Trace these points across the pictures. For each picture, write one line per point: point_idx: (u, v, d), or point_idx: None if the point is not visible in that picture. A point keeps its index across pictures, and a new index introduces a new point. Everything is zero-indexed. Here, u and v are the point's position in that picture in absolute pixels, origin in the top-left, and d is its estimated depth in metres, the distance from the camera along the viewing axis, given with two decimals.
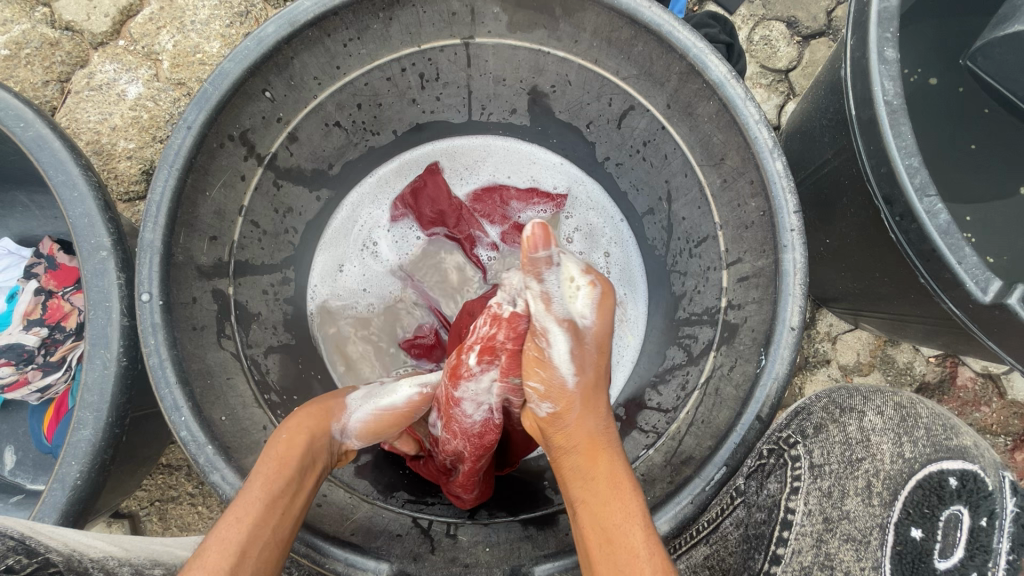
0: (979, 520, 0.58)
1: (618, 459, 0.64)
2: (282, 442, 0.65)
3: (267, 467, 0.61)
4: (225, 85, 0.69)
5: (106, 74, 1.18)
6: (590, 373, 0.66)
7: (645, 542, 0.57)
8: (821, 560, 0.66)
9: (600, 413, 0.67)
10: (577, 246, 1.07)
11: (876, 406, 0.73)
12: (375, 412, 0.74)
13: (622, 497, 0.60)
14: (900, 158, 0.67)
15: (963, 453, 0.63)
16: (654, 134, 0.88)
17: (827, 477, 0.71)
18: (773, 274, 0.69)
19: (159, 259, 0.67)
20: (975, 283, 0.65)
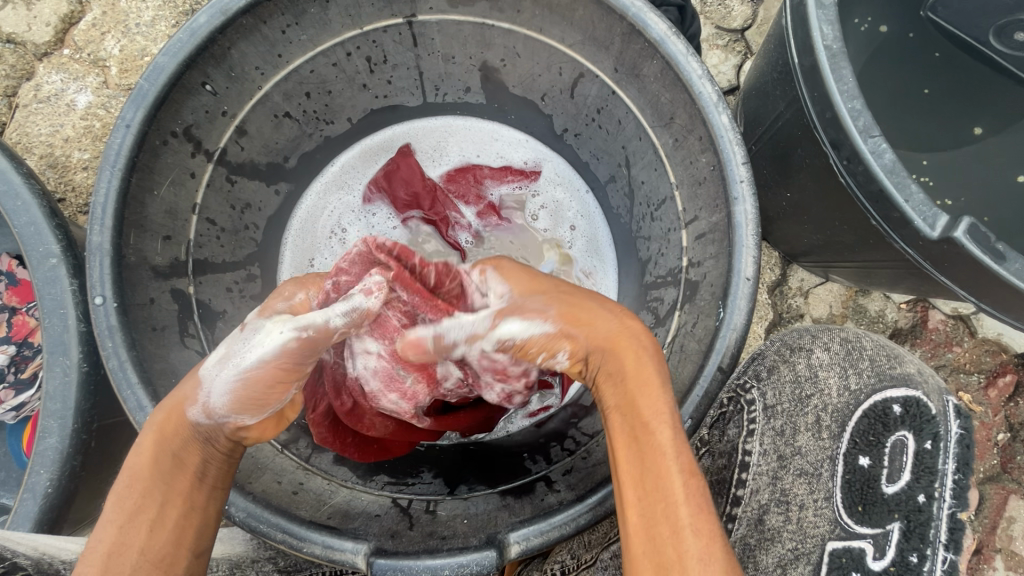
0: (923, 444, 0.70)
1: (648, 352, 0.59)
2: (140, 463, 0.56)
3: (125, 492, 0.55)
4: (161, 80, 0.68)
5: (53, 85, 1.16)
6: (564, 303, 0.63)
7: (673, 436, 0.54)
8: (778, 495, 0.76)
9: (611, 315, 0.62)
10: (542, 223, 1.07)
11: (822, 344, 0.79)
12: (239, 376, 0.58)
13: (648, 400, 0.56)
14: (843, 102, 0.68)
15: (907, 380, 0.72)
16: (606, 100, 0.88)
17: (780, 416, 0.79)
18: (727, 228, 0.70)
19: (109, 261, 0.66)
20: (923, 220, 0.66)
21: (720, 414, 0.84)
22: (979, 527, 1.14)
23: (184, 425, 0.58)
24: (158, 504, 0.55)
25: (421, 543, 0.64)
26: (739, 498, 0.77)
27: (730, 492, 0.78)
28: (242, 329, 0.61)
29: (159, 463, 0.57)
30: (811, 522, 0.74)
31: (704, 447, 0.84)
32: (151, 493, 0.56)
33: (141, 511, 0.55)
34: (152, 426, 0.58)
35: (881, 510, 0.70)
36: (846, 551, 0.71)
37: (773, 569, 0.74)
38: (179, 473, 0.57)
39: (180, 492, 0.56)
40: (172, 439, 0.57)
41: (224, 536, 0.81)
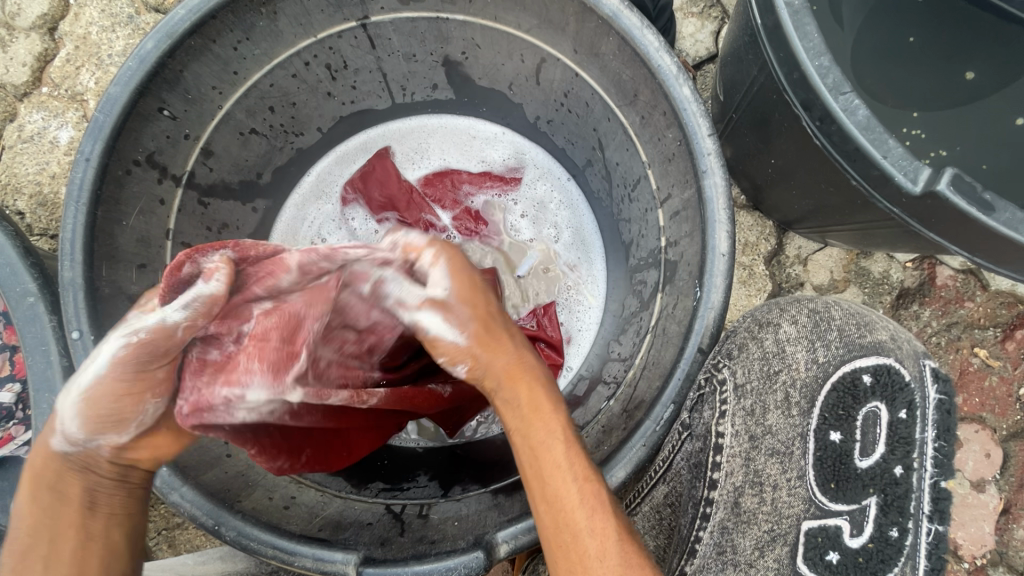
0: (897, 414, 0.64)
1: (538, 379, 0.60)
2: (22, 504, 0.54)
3: (18, 531, 0.54)
4: (116, 111, 0.68)
5: (35, 124, 1.18)
6: (478, 322, 0.60)
7: (565, 452, 0.56)
8: (751, 476, 0.69)
9: (509, 347, 0.60)
10: (525, 232, 1.04)
11: (789, 317, 0.73)
12: (87, 398, 0.51)
13: (543, 423, 0.57)
14: (810, 59, 0.65)
15: (878, 348, 0.67)
16: (571, 82, 0.85)
17: (750, 395, 0.71)
18: (698, 203, 0.67)
19: (83, 295, 0.67)
20: (904, 175, 0.63)
21: (697, 396, 0.73)
22: (1005, 486, 1.09)
23: (53, 459, 0.54)
24: (48, 539, 0.54)
25: (410, 549, 0.64)
26: (715, 481, 0.69)
27: (706, 476, 0.70)
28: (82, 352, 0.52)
29: (41, 502, 0.54)
30: (786, 503, 0.68)
31: (685, 430, 0.75)
32: (38, 531, 0.54)
33: (31, 548, 0.53)
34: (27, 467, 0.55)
35: (855, 486, 0.65)
36: (822, 530, 0.66)
37: (751, 552, 0.67)
38: (64, 507, 0.54)
39: (70, 525, 0.55)
40: (48, 474, 0.54)
41: (225, 553, 0.81)
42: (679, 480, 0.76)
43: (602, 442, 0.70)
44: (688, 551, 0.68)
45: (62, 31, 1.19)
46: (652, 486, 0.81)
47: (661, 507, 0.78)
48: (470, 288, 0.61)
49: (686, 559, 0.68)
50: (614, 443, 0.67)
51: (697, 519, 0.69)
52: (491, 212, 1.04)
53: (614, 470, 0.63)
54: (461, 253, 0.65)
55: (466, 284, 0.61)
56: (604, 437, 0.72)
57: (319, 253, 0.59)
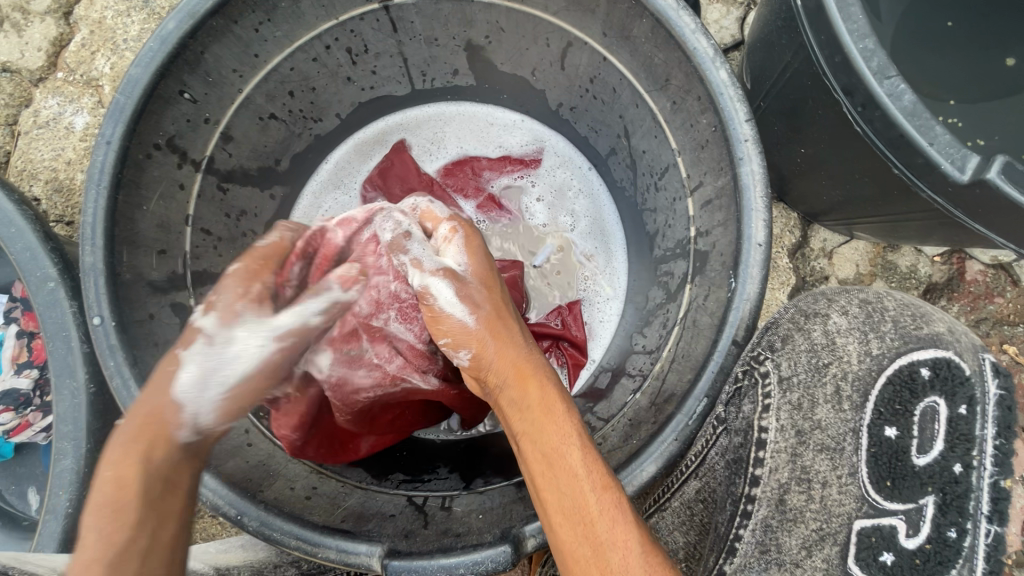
0: (957, 409, 0.59)
1: (551, 380, 0.58)
2: (107, 497, 0.45)
3: (113, 513, 0.44)
4: (137, 93, 0.67)
5: (51, 109, 1.17)
6: (489, 309, 0.62)
7: (582, 459, 0.53)
8: (798, 472, 0.66)
9: (514, 352, 0.60)
10: (540, 218, 1.02)
11: (840, 307, 0.70)
12: (228, 389, 0.55)
13: (550, 424, 0.55)
14: (854, 42, 0.62)
15: (934, 340, 0.63)
16: (598, 67, 0.83)
17: (796, 388, 0.68)
18: (733, 192, 0.65)
19: (104, 280, 0.66)
20: (952, 163, 0.61)
21: (734, 390, 0.73)
22: None
23: (171, 444, 0.50)
24: (152, 528, 0.45)
25: (434, 542, 0.62)
26: (757, 477, 0.66)
27: (747, 471, 0.68)
28: (209, 343, 0.55)
29: (148, 485, 0.46)
30: (836, 501, 0.64)
31: (720, 425, 0.75)
32: (143, 517, 0.45)
33: (126, 555, 0.43)
34: (130, 445, 0.48)
35: (912, 485, 0.60)
36: (876, 530, 0.61)
37: (799, 552, 0.63)
38: (174, 494, 0.48)
39: (175, 516, 0.47)
40: (159, 457, 0.48)
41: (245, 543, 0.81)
42: (713, 476, 0.74)
43: (631, 436, 0.69)
44: (727, 549, 0.65)
45: (77, 15, 1.18)
46: (684, 482, 0.80)
47: (693, 503, 0.76)
48: (482, 271, 0.65)
49: (724, 557, 0.65)
50: (643, 437, 0.65)
51: (737, 515, 0.67)
52: (510, 195, 1.03)
53: (645, 464, 0.61)
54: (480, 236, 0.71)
55: (479, 268, 0.66)
56: (632, 431, 0.71)
57: (358, 224, 0.73)
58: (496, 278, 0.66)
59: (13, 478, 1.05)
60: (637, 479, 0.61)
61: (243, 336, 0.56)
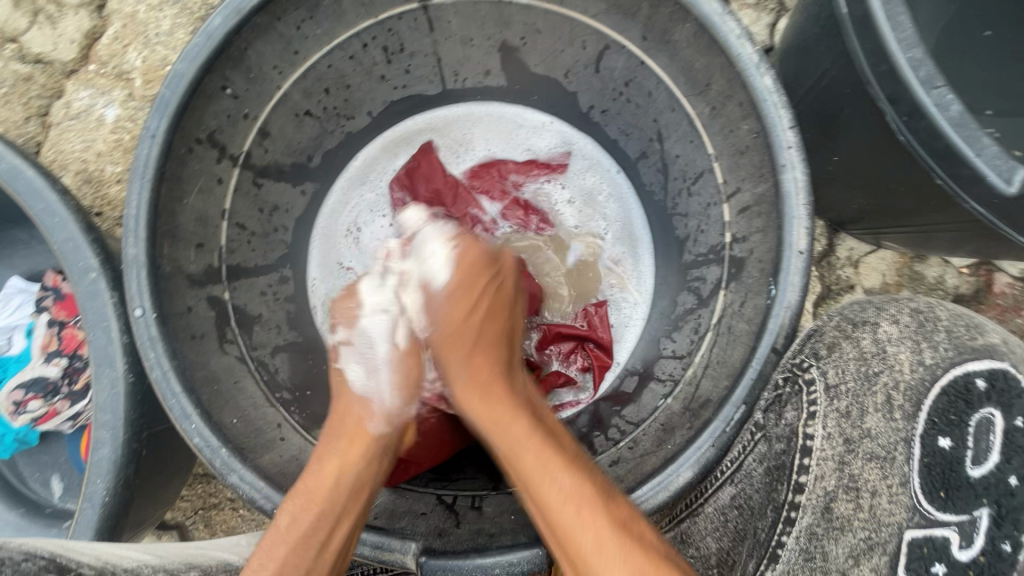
0: (1013, 421, 0.58)
1: (491, 372, 0.68)
2: (317, 474, 0.63)
3: (309, 501, 0.60)
4: (182, 87, 0.68)
5: (82, 101, 1.18)
6: (453, 313, 0.70)
7: (534, 442, 0.62)
8: (845, 481, 0.65)
9: (466, 367, 0.69)
10: (570, 219, 1.03)
11: (890, 316, 0.69)
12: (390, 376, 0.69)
13: (512, 429, 0.64)
14: (901, 51, 0.62)
15: (990, 352, 0.61)
16: (634, 71, 0.83)
17: (845, 397, 0.68)
18: (774, 198, 0.65)
19: (146, 273, 0.66)
20: (998, 175, 0.60)
21: (774, 396, 0.72)
22: None
23: (369, 440, 0.66)
24: (336, 515, 0.60)
25: (468, 542, 0.63)
26: (801, 484, 0.66)
27: (791, 478, 0.67)
28: (351, 342, 0.70)
29: (340, 484, 0.62)
30: (885, 510, 0.62)
31: (759, 432, 0.74)
32: (328, 511, 0.60)
33: (317, 525, 0.59)
34: (337, 447, 0.65)
35: (966, 496, 0.58)
36: (927, 540, 0.59)
37: (845, 560, 0.61)
38: (354, 494, 0.62)
39: (352, 510, 0.61)
40: (352, 455, 0.64)
41: None
42: (750, 482, 0.74)
43: (664, 441, 0.69)
44: (770, 557, 0.63)
45: (110, 8, 1.19)
46: (718, 488, 0.79)
47: (728, 509, 0.75)
48: (465, 279, 0.71)
49: (765, 565, 0.63)
50: (678, 442, 0.65)
51: (780, 523, 0.65)
52: (539, 201, 1.04)
53: (680, 468, 0.61)
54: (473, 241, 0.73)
55: (460, 278, 0.70)
56: (665, 436, 0.70)
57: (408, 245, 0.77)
58: (482, 276, 0.72)
59: (39, 465, 1.06)
60: (672, 485, 0.61)
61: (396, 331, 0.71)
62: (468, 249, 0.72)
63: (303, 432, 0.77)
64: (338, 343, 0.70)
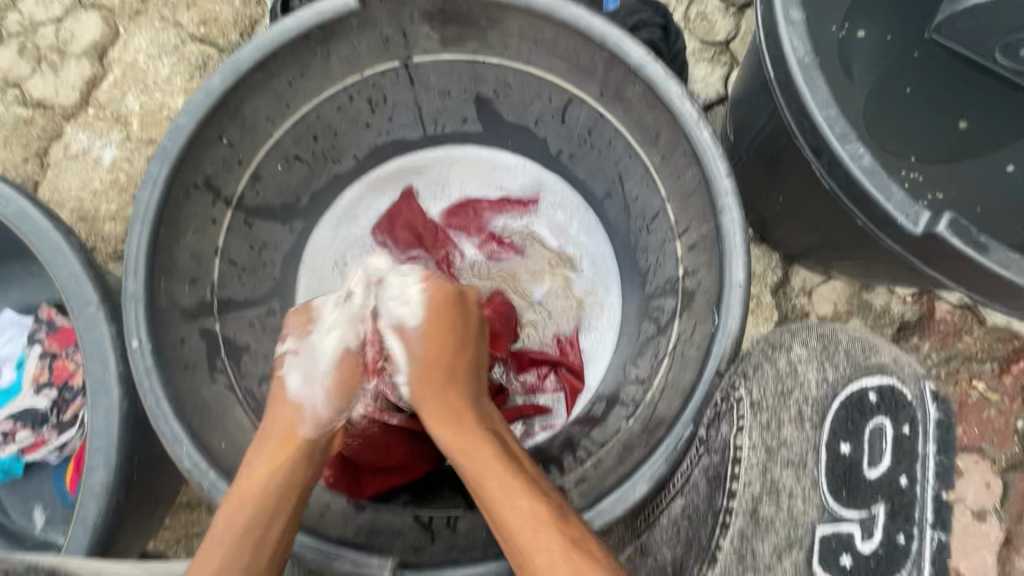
0: (901, 428, 0.62)
1: (467, 413, 0.69)
2: (252, 476, 0.64)
3: (233, 513, 0.61)
4: (182, 138, 0.75)
5: (81, 143, 1.24)
6: (424, 349, 0.71)
7: (508, 483, 0.62)
8: (768, 485, 0.66)
9: (440, 401, 0.69)
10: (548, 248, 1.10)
11: (801, 340, 0.74)
12: (328, 383, 0.70)
13: (483, 463, 0.64)
14: (819, 110, 0.71)
15: (882, 368, 0.66)
16: (595, 121, 0.92)
17: (765, 410, 0.70)
18: (716, 237, 0.73)
19: (143, 307, 0.72)
20: (906, 217, 0.69)
21: (713, 412, 0.75)
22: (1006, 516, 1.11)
23: (302, 441, 0.67)
24: (262, 527, 0.61)
25: (442, 555, 0.68)
26: (734, 491, 0.68)
27: (725, 485, 0.69)
28: (297, 351, 0.72)
29: (271, 483, 0.64)
30: (801, 509, 0.64)
31: (701, 445, 0.77)
32: (262, 511, 0.62)
33: (252, 526, 0.61)
34: (262, 455, 0.66)
35: (867, 492, 0.61)
36: (836, 535, 0.61)
37: (771, 557, 0.62)
38: (285, 499, 0.63)
39: (283, 517, 0.63)
40: (285, 457, 0.66)
41: None
42: (696, 493, 0.75)
43: (625, 458, 0.74)
44: (710, 559, 0.66)
45: (111, 58, 1.27)
46: (671, 500, 0.81)
47: (679, 519, 0.76)
48: (436, 319, 0.73)
49: (704, 566, 0.66)
50: (636, 459, 0.71)
51: (718, 527, 0.68)
52: (513, 235, 1.11)
53: (636, 482, 0.67)
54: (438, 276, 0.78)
55: (434, 319, 0.73)
56: (626, 454, 0.76)
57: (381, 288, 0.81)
58: (455, 314, 0.74)
59: (23, 496, 1.08)
60: (629, 498, 0.66)
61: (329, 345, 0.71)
62: (439, 291, 0.75)
63: None
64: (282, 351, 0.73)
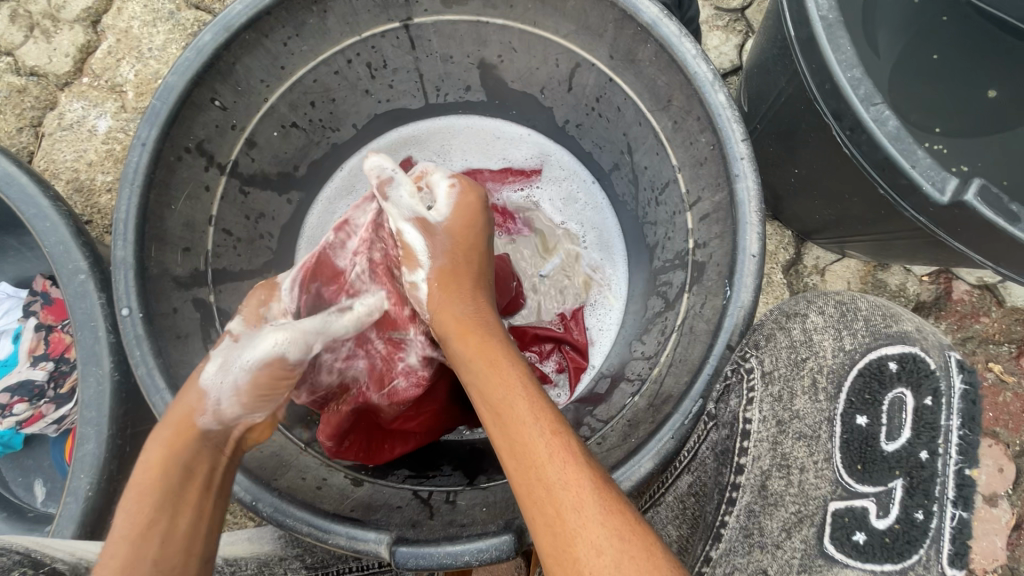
0: (923, 400, 0.61)
1: (489, 334, 0.68)
2: (150, 468, 0.58)
3: (135, 506, 0.55)
4: (172, 99, 0.72)
5: (75, 112, 1.21)
6: (447, 263, 0.72)
7: (529, 406, 0.60)
8: (779, 458, 0.67)
9: (465, 304, 0.71)
10: (554, 222, 1.07)
11: (818, 307, 0.72)
12: (243, 378, 0.64)
13: (501, 364, 0.64)
14: (842, 71, 0.67)
15: (903, 337, 0.64)
16: (604, 87, 0.88)
17: (778, 381, 0.70)
18: (730, 206, 0.70)
19: (133, 274, 0.69)
20: (932, 184, 0.65)
21: (722, 387, 0.72)
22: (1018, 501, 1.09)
23: (198, 433, 0.61)
24: (169, 514, 0.56)
25: (441, 530, 0.65)
26: (741, 466, 0.68)
27: (732, 461, 0.70)
28: (236, 339, 0.67)
29: (169, 471, 0.58)
30: (812, 484, 0.65)
31: (710, 420, 0.75)
32: (164, 502, 0.56)
33: (154, 520, 0.55)
34: (160, 442, 0.60)
35: (882, 469, 0.61)
36: (849, 511, 0.61)
37: (779, 534, 0.64)
38: (187, 479, 0.58)
39: (189, 503, 0.57)
40: (181, 449, 0.60)
41: (252, 536, 0.84)
42: (704, 470, 0.76)
43: (630, 435, 0.72)
44: (714, 536, 0.68)
45: (105, 24, 1.23)
46: (677, 477, 0.81)
47: (686, 497, 0.78)
48: (465, 220, 0.75)
49: (710, 543, 0.67)
50: (641, 435, 0.68)
51: (723, 503, 0.69)
52: (516, 207, 1.07)
53: (642, 459, 0.64)
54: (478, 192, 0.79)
55: (462, 216, 0.75)
56: (631, 431, 0.74)
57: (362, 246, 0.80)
58: (479, 229, 0.76)
59: (21, 470, 1.07)
60: (635, 475, 0.64)
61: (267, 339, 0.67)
62: (472, 194, 0.78)
63: (285, 431, 0.77)
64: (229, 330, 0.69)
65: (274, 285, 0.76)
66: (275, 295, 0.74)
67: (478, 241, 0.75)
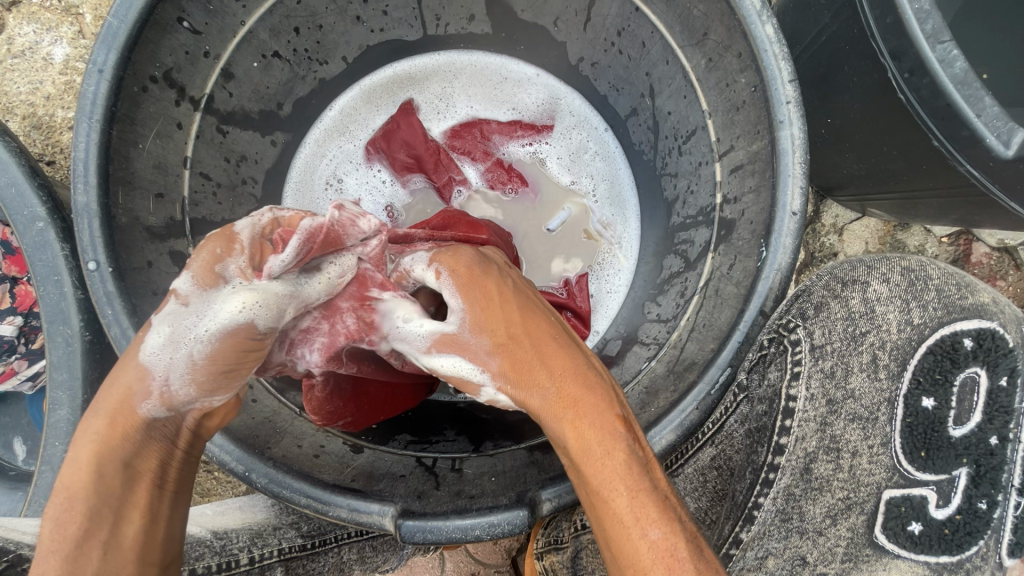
0: (999, 381, 0.71)
1: (578, 401, 0.50)
2: (74, 475, 0.43)
3: (64, 511, 0.42)
4: (132, 16, 0.61)
5: (26, 37, 1.01)
6: (489, 339, 0.54)
7: (630, 502, 0.46)
8: (828, 442, 0.74)
9: (544, 373, 0.52)
10: (563, 178, 0.99)
11: (880, 275, 0.76)
12: (197, 355, 0.46)
13: (598, 445, 0.48)
14: (908, 3, 0.59)
15: (980, 311, 0.72)
16: (628, 19, 0.78)
17: (831, 357, 0.74)
18: (769, 157, 0.63)
19: (98, 223, 0.61)
20: (997, 137, 0.60)
21: (759, 356, 0.74)
22: None
23: (139, 425, 0.45)
24: (111, 522, 0.43)
25: (448, 503, 0.61)
26: (782, 446, 0.72)
27: (770, 438, 0.73)
28: (187, 304, 0.46)
29: (104, 473, 0.44)
30: (867, 471, 0.74)
31: (742, 393, 0.77)
32: (99, 515, 0.43)
33: (89, 535, 0.42)
34: (91, 434, 0.44)
35: (947, 457, 0.72)
36: (906, 500, 0.72)
37: (824, 520, 0.73)
38: (135, 483, 0.45)
39: (140, 505, 0.44)
40: (120, 444, 0.44)
41: (243, 505, 0.84)
42: (731, 443, 0.80)
43: (647, 404, 0.68)
44: (745, 518, 0.71)
45: None
46: (698, 449, 0.83)
47: (706, 469, 0.82)
48: (489, 301, 0.56)
49: (741, 525, 0.71)
50: (661, 405, 0.64)
51: (757, 485, 0.72)
52: (522, 165, 0.99)
53: (662, 431, 0.60)
54: (485, 271, 0.58)
55: (484, 306, 0.55)
56: (647, 399, 0.70)
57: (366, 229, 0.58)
58: (499, 284, 0.57)
59: None
60: (655, 448, 0.59)
61: (228, 301, 0.46)
62: (475, 275, 0.58)
63: (278, 394, 0.71)
64: (174, 289, 0.47)
65: (233, 236, 0.51)
66: (235, 249, 0.50)
67: (518, 299, 0.56)
